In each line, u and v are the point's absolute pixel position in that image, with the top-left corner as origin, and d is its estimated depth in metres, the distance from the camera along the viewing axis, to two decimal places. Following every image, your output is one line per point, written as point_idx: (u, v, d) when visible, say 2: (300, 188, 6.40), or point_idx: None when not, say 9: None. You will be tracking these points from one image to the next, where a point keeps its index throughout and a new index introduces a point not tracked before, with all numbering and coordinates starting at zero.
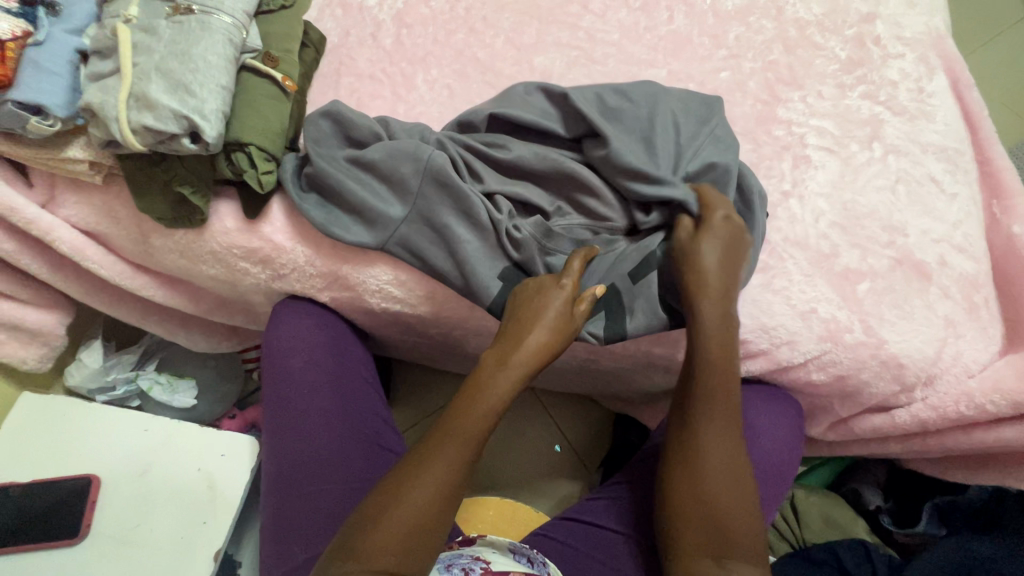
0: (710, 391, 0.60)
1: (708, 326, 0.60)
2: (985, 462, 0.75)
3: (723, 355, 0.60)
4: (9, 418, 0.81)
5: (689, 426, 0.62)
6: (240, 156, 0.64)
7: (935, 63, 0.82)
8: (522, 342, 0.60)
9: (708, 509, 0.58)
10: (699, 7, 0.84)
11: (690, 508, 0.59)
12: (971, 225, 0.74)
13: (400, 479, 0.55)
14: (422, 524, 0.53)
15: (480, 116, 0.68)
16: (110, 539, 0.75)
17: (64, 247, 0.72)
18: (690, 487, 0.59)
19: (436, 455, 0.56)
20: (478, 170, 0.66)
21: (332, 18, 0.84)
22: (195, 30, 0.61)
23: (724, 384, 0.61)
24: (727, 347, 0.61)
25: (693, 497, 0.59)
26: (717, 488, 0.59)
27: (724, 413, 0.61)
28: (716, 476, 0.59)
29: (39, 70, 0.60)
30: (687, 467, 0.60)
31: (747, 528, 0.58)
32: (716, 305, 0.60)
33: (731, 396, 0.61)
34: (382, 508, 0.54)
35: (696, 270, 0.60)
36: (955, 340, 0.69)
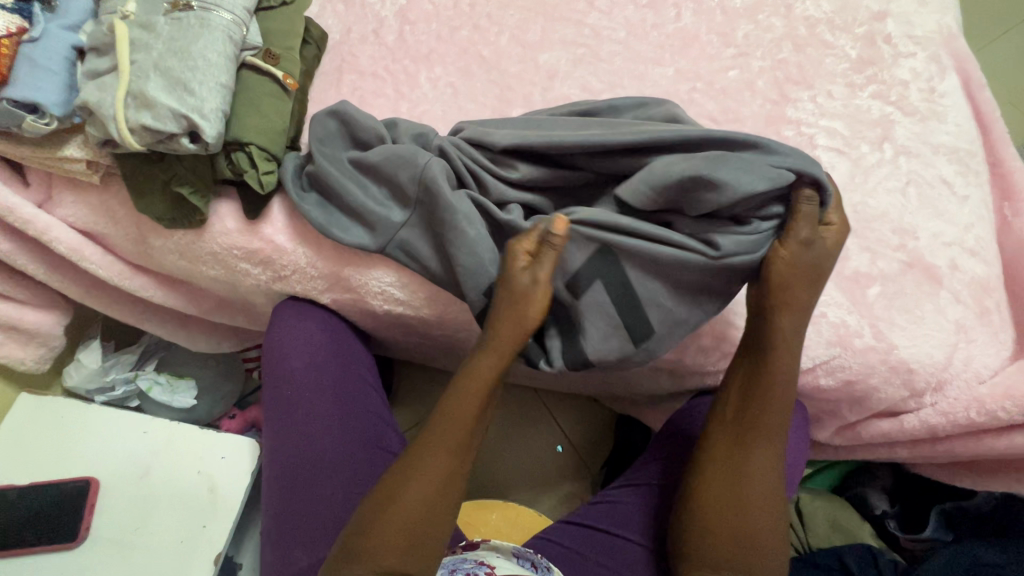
0: (764, 411, 0.60)
1: (773, 345, 0.58)
2: (994, 469, 0.74)
3: (782, 378, 0.59)
4: (7, 419, 0.80)
5: (741, 441, 0.61)
6: (240, 156, 0.63)
7: (947, 62, 0.80)
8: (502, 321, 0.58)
9: (739, 521, 0.59)
10: (707, 4, 0.83)
11: (719, 520, 0.60)
12: (983, 227, 0.73)
13: (399, 476, 0.56)
14: (426, 521, 0.55)
15: (497, 145, 0.63)
16: (109, 542, 0.74)
17: (62, 247, 0.71)
18: (733, 503, 0.60)
19: (434, 451, 0.57)
20: (481, 179, 0.64)
21: (333, 14, 0.83)
22: (194, 26, 0.59)
23: (778, 407, 0.60)
24: (788, 375, 0.59)
25: (732, 515, 0.60)
26: (758, 508, 0.60)
27: (773, 432, 0.60)
28: (760, 495, 0.60)
29: (35, 67, 0.59)
30: (730, 484, 0.60)
31: (769, 543, 0.60)
32: (790, 327, 0.58)
33: (782, 413, 0.60)
34: (388, 503, 0.55)
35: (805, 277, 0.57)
36: (966, 345, 0.68)
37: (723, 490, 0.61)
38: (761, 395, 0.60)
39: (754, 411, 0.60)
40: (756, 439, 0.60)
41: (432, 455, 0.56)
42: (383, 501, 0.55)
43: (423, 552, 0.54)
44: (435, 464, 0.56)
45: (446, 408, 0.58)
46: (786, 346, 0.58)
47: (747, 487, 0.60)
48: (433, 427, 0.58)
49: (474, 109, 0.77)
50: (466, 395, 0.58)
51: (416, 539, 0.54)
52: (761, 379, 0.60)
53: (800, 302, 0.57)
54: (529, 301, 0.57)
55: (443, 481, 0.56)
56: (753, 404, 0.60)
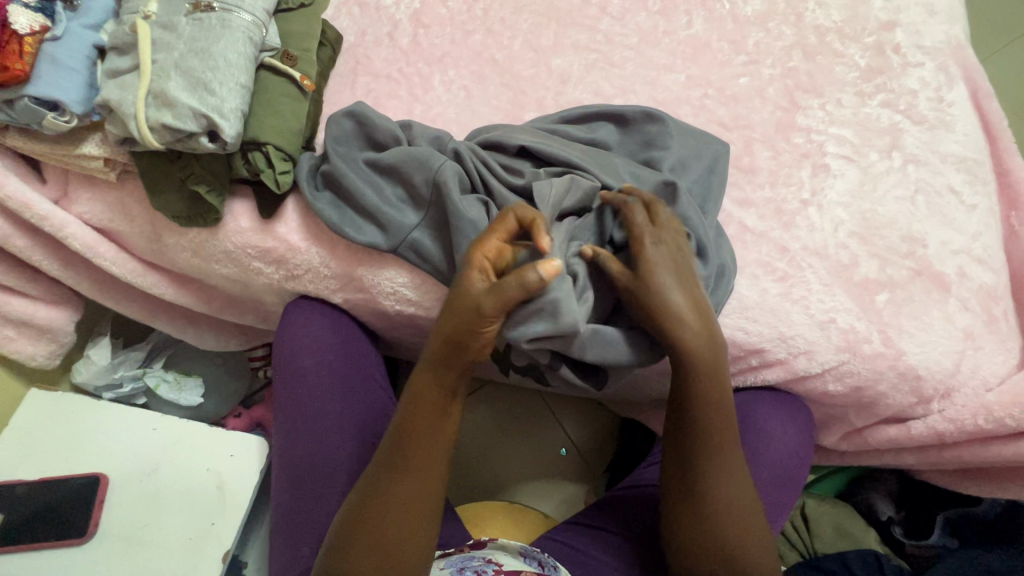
0: (699, 404, 0.59)
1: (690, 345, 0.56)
2: (999, 476, 0.75)
3: (713, 366, 0.58)
4: (18, 415, 0.80)
5: (685, 441, 0.61)
6: (257, 155, 0.64)
7: (955, 72, 0.81)
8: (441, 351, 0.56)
9: (715, 532, 0.60)
10: (718, 12, 0.84)
11: (692, 534, 0.61)
12: (990, 236, 0.73)
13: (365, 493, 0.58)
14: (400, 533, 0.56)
15: (512, 144, 0.67)
16: (119, 538, 0.74)
17: (77, 243, 0.72)
18: (696, 507, 0.61)
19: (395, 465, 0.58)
20: (493, 188, 0.65)
21: (348, 17, 0.84)
22: (215, 27, 0.60)
23: (716, 398, 0.59)
24: (718, 363, 0.58)
25: (697, 519, 0.61)
26: (724, 511, 0.60)
27: (718, 428, 0.60)
28: (721, 495, 0.60)
29: (56, 65, 0.59)
30: (691, 494, 0.61)
31: (751, 538, 0.60)
32: (699, 334, 0.56)
33: (719, 407, 0.59)
34: (358, 524, 0.57)
35: (663, 317, 0.55)
36: (975, 352, 0.68)
37: (688, 506, 0.61)
38: (693, 414, 0.60)
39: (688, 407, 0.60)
40: (704, 452, 0.60)
41: (396, 474, 0.57)
42: (353, 523, 0.57)
43: (405, 559, 0.56)
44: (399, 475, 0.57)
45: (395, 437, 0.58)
46: (707, 342, 0.57)
47: (702, 488, 0.60)
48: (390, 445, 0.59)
49: (487, 113, 0.77)
50: (418, 419, 0.57)
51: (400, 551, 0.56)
52: (690, 397, 0.59)
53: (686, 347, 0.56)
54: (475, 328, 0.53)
55: (405, 502, 0.57)
56: (694, 422, 0.60)
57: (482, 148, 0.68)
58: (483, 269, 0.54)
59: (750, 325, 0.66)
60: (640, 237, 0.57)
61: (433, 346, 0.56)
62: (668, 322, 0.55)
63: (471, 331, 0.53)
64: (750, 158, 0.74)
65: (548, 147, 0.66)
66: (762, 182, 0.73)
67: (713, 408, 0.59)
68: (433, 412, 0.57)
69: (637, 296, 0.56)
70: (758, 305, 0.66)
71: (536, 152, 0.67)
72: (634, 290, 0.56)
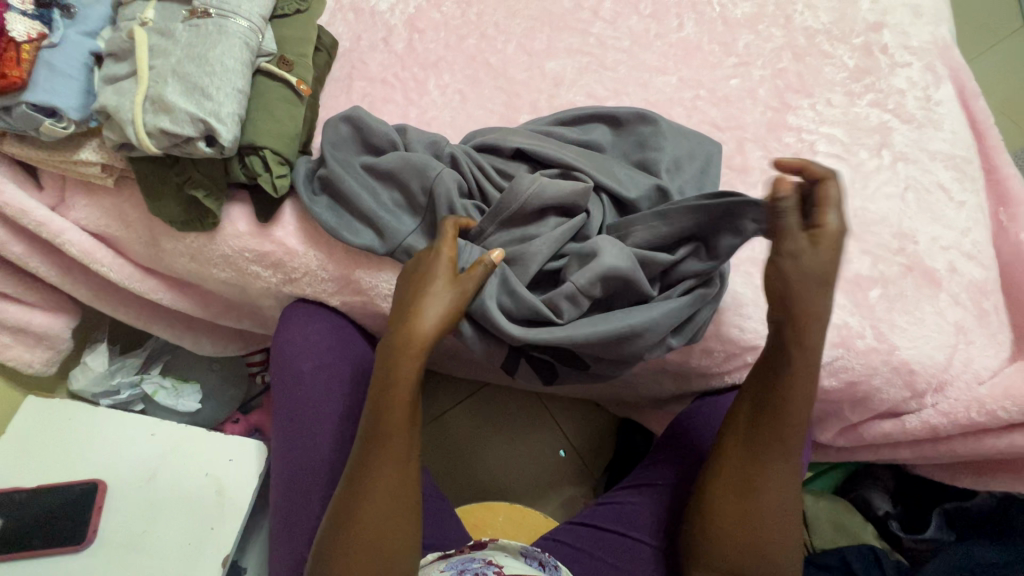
0: (779, 407, 0.58)
1: (793, 352, 0.56)
2: (994, 470, 0.75)
3: (803, 377, 0.57)
4: (15, 422, 0.80)
5: (753, 441, 0.60)
6: (254, 160, 0.64)
7: (942, 72, 0.83)
8: (419, 335, 0.56)
9: (758, 536, 0.60)
10: (709, 15, 0.85)
11: (732, 537, 0.60)
12: (979, 232, 0.74)
13: (351, 497, 0.57)
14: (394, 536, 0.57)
15: (507, 147, 0.68)
16: (117, 545, 0.74)
17: (74, 249, 0.72)
18: (742, 507, 0.60)
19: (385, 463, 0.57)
20: (490, 193, 0.66)
21: (343, 22, 0.85)
22: (212, 33, 0.60)
23: (801, 408, 0.58)
24: (814, 374, 0.57)
25: (738, 518, 0.60)
26: (770, 517, 0.60)
27: (791, 433, 0.59)
28: (772, 500, 0.60)
29: (54, 73, 0.60)
30: (743, 493, 0.61)
31: (785, 548, 0.60)
32: (810, 341, 0.55)
33: (801, 416, 0.58)
34: (353, 518, 0.56)
35: (802, 304, 0.53)
36: (966, 346, 0.69)
37: (739, 505, 0.61)
38: (768, 418, 0.59)
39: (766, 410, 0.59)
40: (773, 455, 0.60)
41: (380, 470, 0.57)
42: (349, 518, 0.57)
43: (399, 552, 0.57)
44: (387, 473, 0.57)
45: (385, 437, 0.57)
46: (810, 351, 0.56)
47: (760, 491, 0.60)
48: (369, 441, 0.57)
49: (482, 116, 0.78)
50: (391, 413, 0.57)
51: (396, 551, 0.56)
52: (772, 397, 0.58)
53: (798, 395, 0.58)
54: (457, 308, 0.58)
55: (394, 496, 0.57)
56: (766, 424, 0.59)
57: (477, 151, 0.69)
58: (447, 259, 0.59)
59: (745, 322, 0.67)
60: (826, 214, 0.53)
61: (414, 332, 0.56)
62: (788, 331, 0.55)
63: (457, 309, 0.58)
64: (741, 158, 0.76)
65: (543, 148, 0.67)
66: (754, 181, 0.74)
67: (790, 417, 0.58)
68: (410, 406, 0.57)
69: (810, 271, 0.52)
70: (753, 303, 0.68)
71: (531, 154, 0.67)
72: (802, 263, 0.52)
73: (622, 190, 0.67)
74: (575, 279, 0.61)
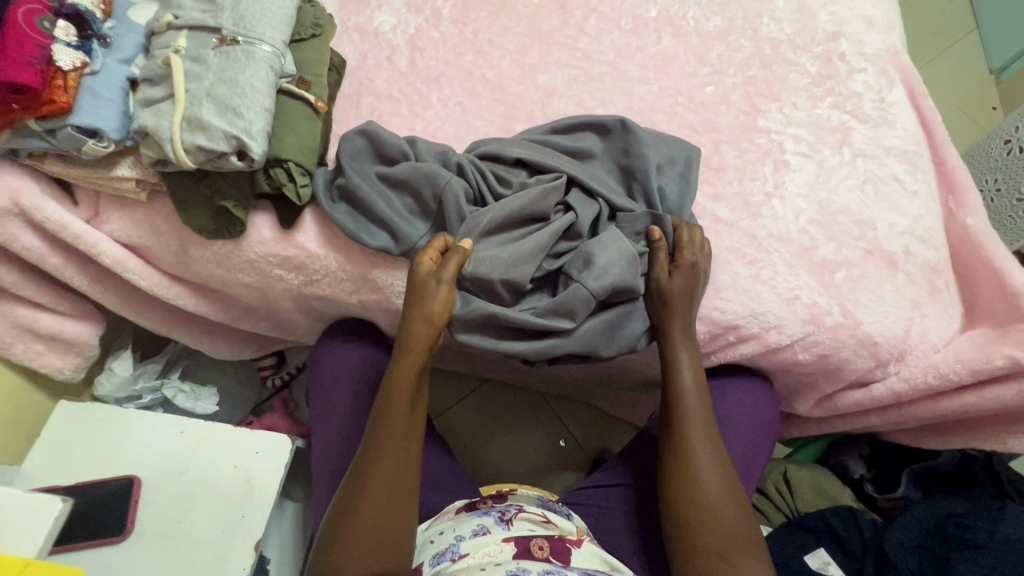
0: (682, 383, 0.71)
1: (672, 334, 0.71)
2: (953, 430, 0.83)
3: (691, 355, 0.71)
4: (49, 425, 0.85)
5: (670, 420, 0.71)
6: (279, 171, 0.70)
7: (894, 76, 0.92)
8: (416, 338, 0.66)
9: (702, 502, 0.66)
10: (684, 28, 0.93)
11: (682, 507, 0.66)
12: (931, 218, 0.83)
13: (359, 472, 0.63)
14: (393, 517, 0.61)
15: (510, 156, 0.75)
16: (155, 534, 0.79)
17: (108, 259, 0.77)
18: (681, 478, 0.67)
19: (385, 461, 0.63)
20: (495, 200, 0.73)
21: (350, 43, 0.91)
22: (241, 59, 0.66)
23: (695, 380, 0.71)
24: (694, 352, 0.71)
25: (681, 488, 0.67)
26: (708, 483, 0.66)
27: (697, 403, 0.70)
28: (705, 466, 0.67)
29: (96, 97, 0.66)
30: (677, 466, 0.68)
31: (734, 511, 0.65)
32: (679, 325, 0.71)
33: (700, 388, 0.71)
34: (355, 498, 0.62)
35: (664, 301, 0.71)
36: (922, 319, 0.77)
37: (678, 476, 0.68)
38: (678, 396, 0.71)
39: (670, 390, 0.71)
40: (688, 427, 0.69)
41: (376, 452, 0.64)
42: (350, 499, 0.62)
43: (398, 528, 0.61)
44: (387, 470, 0.63)
45: (383, 420, 0.65)
46: (684, 333, 0.71)
47: (690, 459, 0.68)
48: (379, 422, 0.65)
49: (481, 126, 0.85)
50: (394, 397, 0.66)
51: (393, 526, 0.61)
52: (672, 375, 0.71)
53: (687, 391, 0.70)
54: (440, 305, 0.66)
55: (394, 476, 0.63)
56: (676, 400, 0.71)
57: (480, 159, 0.76)
58: (424, 271, 0.67)
59: (725, 304, 0.75)
60: (682, 253, 0.71)
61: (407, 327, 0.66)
62: (666, 319, 0.71)
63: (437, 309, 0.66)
64: (718, 158, 0.84)
65: (542, 159, 0.74)
66: (730, 178, 0.82)
67: (689, 390, 0.71)
68: (408, 391, 0.66)
69: (667, 293, 0.71)
70: (731, 287, 0.75)
71: (530, 162, 0.75)
72: (666, 288, 0.71)
73: (613, 194, 0.76)
74: (591, 284, 0.69)
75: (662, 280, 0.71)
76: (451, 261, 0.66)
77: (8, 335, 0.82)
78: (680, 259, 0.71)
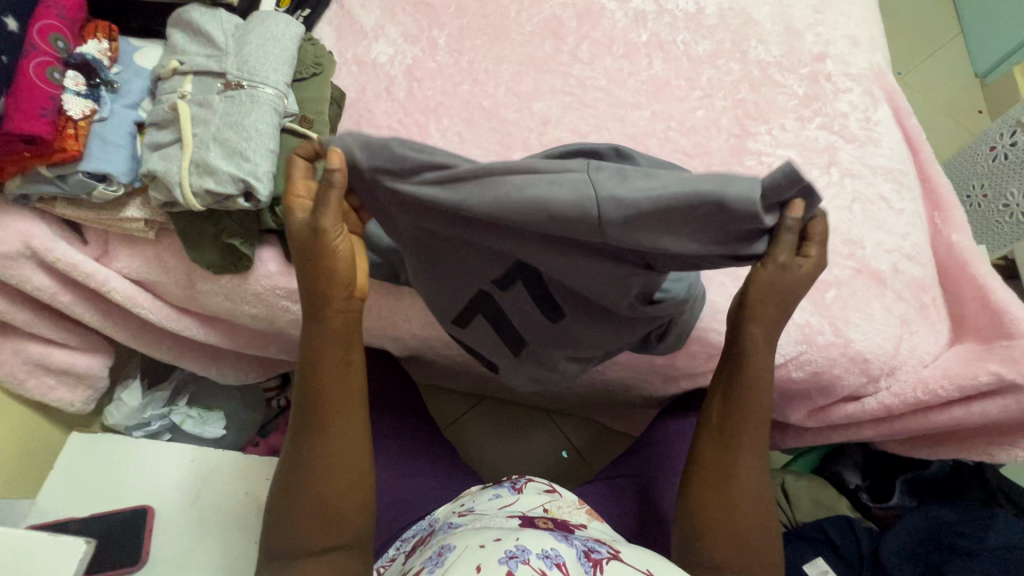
0: (743, 396, 0.65)
1: (749, 346, 0.62)
2: (945, 441, 0.86)
3: (758, 371, 0.64)
4: (62, 457, 0.87)
5: (721, 432, 0.67)
6: (284, 209, 0.72)
7: (878, 94, 0.95)
8: (321, 296, 0.59)
9: (735, 524, 0.65)
10: (674, 53, 0.96)
11: (714, 526, 0.65)
12: (917, 235, 0.86)
13: (301, 453, 0.62)
14: (342, 500, 0.62)
15: None
16: (168, 563, 0.81)
17: (118, 295, 0.79)
18: (721, 497, 0.66)
19: (325, 440, 0.62)
20: None
21: (348, 75, 0.94)
22: (246, 102, 0.68)
23: (759, 394, 0.65)
24: (766, 366, 0.63)
25: (716, 506, 0.66)
26: (744, 505, 0.65)
27: (752, 417, 0.65)
28: (743, 486, 0.66)
29: (105, 143, 0.68)
30: (719, 482, 0.66)
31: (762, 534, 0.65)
32: (761, 334, 0.61)
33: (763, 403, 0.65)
34: (302, 481, 0.61)
35: (753, 293, 0.59)
36: (911, 335, 0.80)
37: (715, 493, 0.66)
38: (732, 407, 0.66)
39: (732, 400, 0.65)
40: (739, 443, 0.66)
41: (317, 434, 0.62)
42: (297, 481, 0.62)
43: (350, 508, 0.62)
44: (331, 451, 0.62)
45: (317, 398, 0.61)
46: (763, 345, 0.62)
47: (731, 477, 0.66)
48: (313, 400, 0.61)
49: (480, 155, 0.88)
50: (325, 371, 0.60)
51: (344, 509, 0.62)
52: (735, 389, 0.65)
53: (753, 406, 0.65)
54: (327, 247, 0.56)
55: (340, 459, 0.62)
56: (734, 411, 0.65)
57: None
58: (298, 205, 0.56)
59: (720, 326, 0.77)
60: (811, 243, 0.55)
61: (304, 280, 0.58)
62: (747, 326, 0.61)
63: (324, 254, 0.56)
64: None
65: None
66: None
67: (748, 404, 0.65)
68: (338, 363, 0.61)
69: (768, 281, 0.56)
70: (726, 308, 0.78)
71: None
72: (775, 275, 0.56)
73: None
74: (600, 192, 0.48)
75: (773, 267, 0.55)
76: (325, 184, 0.54)
77: (21, 371, 0.85)
78: (807, 253, 0.56)
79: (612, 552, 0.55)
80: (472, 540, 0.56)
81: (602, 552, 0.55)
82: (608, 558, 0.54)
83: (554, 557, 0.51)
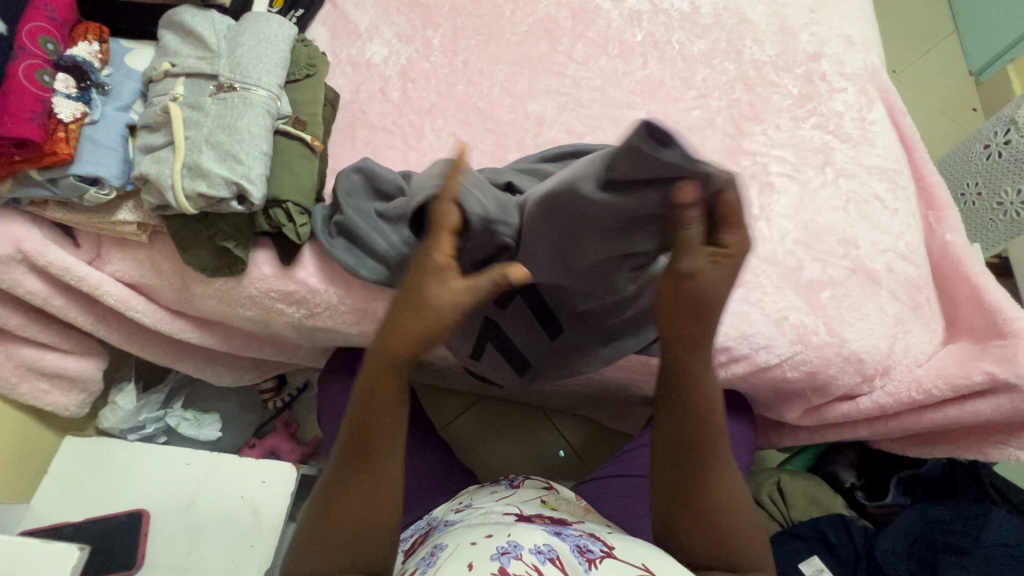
0: (691, 401, 0.59)
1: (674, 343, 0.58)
2: (939, 440, 0.86)
3: (699, 370, 0.59)
4: (54, 463, 0.87)
5: (679, 444, 0.60)
6: (278, 212, 0.72)
7: (873, 94, 0.95)
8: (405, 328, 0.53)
9: (724, 537, 0.58)
10: (669, 53, 0.95)
11: (700, 545, 0.58)
12: (912, 235, 0.86)
13: (332, 484, 0.55)
14: (368, 533, 0.54)
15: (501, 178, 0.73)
16: (165, 567, 0.81)
17: (111, 299, 0.78)
18: (695, 512, 0.59)
19: (357, 471, 0.55)
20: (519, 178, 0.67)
21: (342, 75, 0.93)
22: (238, 105, 0.68)
23: (708, 395, 0.60)
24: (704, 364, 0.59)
25: (697, 523, 0.58)
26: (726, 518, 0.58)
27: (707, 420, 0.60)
28: (720, 499, 0.59)
29: (97, 146, 0.67)
30: (689, 498, 0.59)
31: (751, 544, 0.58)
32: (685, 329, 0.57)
33: (711, 404, 0.60)
34: (330, 512, 0.54)
35: (670, 290, 0.55)
36: (905, 335, 0.80)
37: (688, 511, 0.59)
38: (681, 416, 0.60)
39: (684, 407, 0.60)
40: (706, 453, 0.60)
41: (353, 464, 0.55)
42: (324, 513, 0.54)
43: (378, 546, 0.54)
44: (369, 483, 0.55)
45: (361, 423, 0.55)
46: (692, 340, 0.58)
47: (700, 489, 0.59)
48: (361, 429, 0.55)
49: (474, 156, 0.87)
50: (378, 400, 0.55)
51: (371, 544, 0.54)
52: (678, 391, 0.60)
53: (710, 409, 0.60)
54: (450, 297, 0.52)
55: (373, 490, 0.55)
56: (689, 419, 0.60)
57: None
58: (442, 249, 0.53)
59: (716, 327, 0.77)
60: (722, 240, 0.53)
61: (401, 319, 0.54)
62: (672, 324, 0.57)
63: (442, 299, 0.53)
64: None
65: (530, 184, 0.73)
66: None
67: (700, 408, 0.60)
68: (391, 394, 0.55)
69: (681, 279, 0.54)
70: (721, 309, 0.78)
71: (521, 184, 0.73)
72: (690, 271, 0.53)
73: None
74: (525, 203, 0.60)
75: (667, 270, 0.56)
76: (485, 275, 0.52)
77: (14, 375, 0.84)
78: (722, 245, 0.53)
79: (606, 550, 0.54)
80: (465, 538, 0.56)
81: (595, 550, 0.54)
82: (602, 557, 0.53)
83: (548, 552, 0.52)
